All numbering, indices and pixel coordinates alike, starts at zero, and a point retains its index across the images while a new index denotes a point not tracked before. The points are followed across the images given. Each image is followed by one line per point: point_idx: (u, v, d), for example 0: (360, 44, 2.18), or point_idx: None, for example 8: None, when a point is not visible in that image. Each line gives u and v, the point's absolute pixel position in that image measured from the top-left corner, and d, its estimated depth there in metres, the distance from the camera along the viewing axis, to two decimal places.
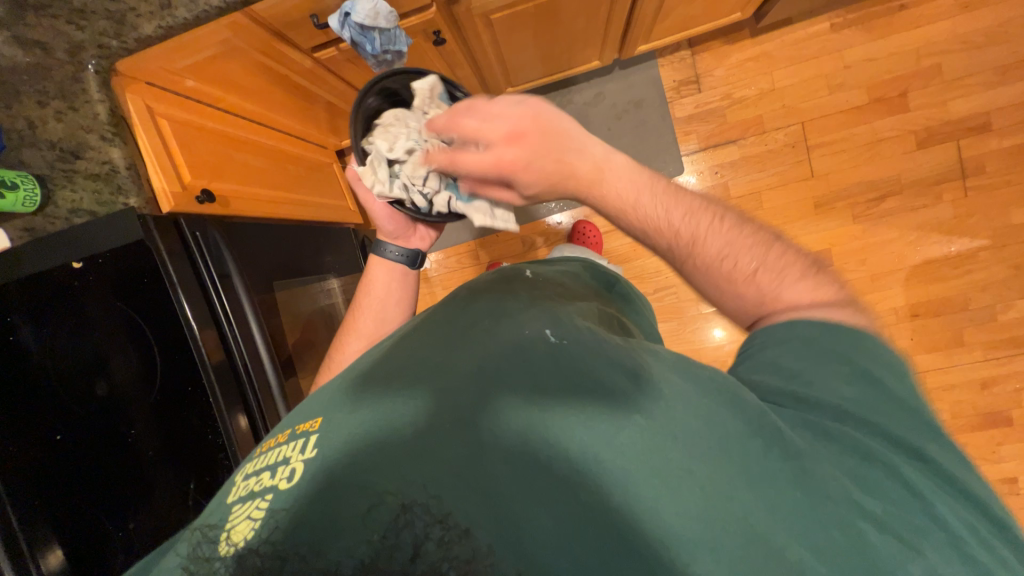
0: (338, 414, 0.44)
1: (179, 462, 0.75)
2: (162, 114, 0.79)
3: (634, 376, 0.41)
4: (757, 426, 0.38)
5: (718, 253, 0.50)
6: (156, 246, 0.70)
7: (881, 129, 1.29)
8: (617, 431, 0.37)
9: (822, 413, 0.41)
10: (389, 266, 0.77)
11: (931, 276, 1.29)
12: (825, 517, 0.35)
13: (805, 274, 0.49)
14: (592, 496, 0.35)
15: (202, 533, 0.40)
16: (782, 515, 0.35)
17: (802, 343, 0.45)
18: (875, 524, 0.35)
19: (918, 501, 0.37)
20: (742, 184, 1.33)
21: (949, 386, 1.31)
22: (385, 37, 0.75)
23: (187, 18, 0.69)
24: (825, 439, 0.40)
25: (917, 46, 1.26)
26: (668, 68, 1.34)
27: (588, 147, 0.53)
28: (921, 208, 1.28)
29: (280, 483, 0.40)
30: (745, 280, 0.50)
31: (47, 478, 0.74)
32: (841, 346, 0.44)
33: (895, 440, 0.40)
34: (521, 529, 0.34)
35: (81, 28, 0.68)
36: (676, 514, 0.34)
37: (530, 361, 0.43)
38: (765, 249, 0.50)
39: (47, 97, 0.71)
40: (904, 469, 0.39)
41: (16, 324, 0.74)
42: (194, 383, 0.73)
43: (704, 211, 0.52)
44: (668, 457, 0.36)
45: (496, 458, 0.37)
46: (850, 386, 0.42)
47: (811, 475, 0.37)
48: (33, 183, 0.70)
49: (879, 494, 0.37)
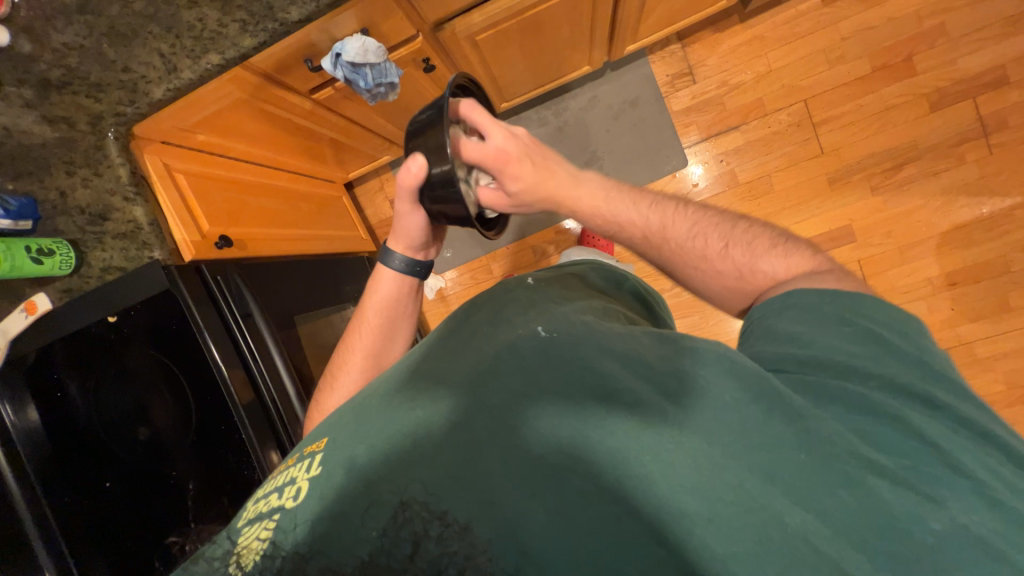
0: (345, 431, 0.44)
1: (219, 499, 0.77)
2: (177, 169, 0.84)
3: (625, 363, 0.41)
4: (755, 393, 0.37)
5: (689, 234, 0.54)
6: (181, 294, 0.74)
7: (890, 96, 1.25)
8: (605, 414, 0.37)
9: (829, 372, 0.40)
10: (392, 277, 0.73)
11: (964, 241, 1.23)
12: (832, 476, 0.34)
13: (776, 245, 0.51)
14: (587, 481, 0.35)
15: (222, 560, 0.39)
16: (782, 478, 0.34)
17: (801, 312, 0.44)
18: (887, 478, 0.34)
19: (942, 455, 0.36)
20: (750, 169, 1.31)
21: (1002, 355, 1.23)
22: (376, 72, 0.79)
23: (192, 78, 0.72)
24: (833, 401, 0.38)
25: (917, 7, 1.22)
26: (660, 63, 1.33)
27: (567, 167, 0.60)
28: (944, 172, 1.23)
29: (286, 503, 0.41)
30: (718, 256, 0.52)
31: (93, 522, 0.78)
32: (843, 311, 0.43)
33: (911, 393, 0.38)
34: (516, 518, 0.35)
35: (100, 100, 0.73)
36: (673, 490, 0.34)
37: (517, 359, 0.43)
38: (733, 225, 0.54)
39: (75, 167, 0.76)
40: (918, 418, 0.37)
41: (63, 380, 0.78)
42: (227, 423, 0.76)
43: (668, 202, 0.58)
44: (656, 434, 0.36)
45: (496, 457, 0.37)
46: (849, 341, 0.41)
47: (814, 437, 0.36)
48: (68, 249, 0.76)
49: (892, 447, 0.36)
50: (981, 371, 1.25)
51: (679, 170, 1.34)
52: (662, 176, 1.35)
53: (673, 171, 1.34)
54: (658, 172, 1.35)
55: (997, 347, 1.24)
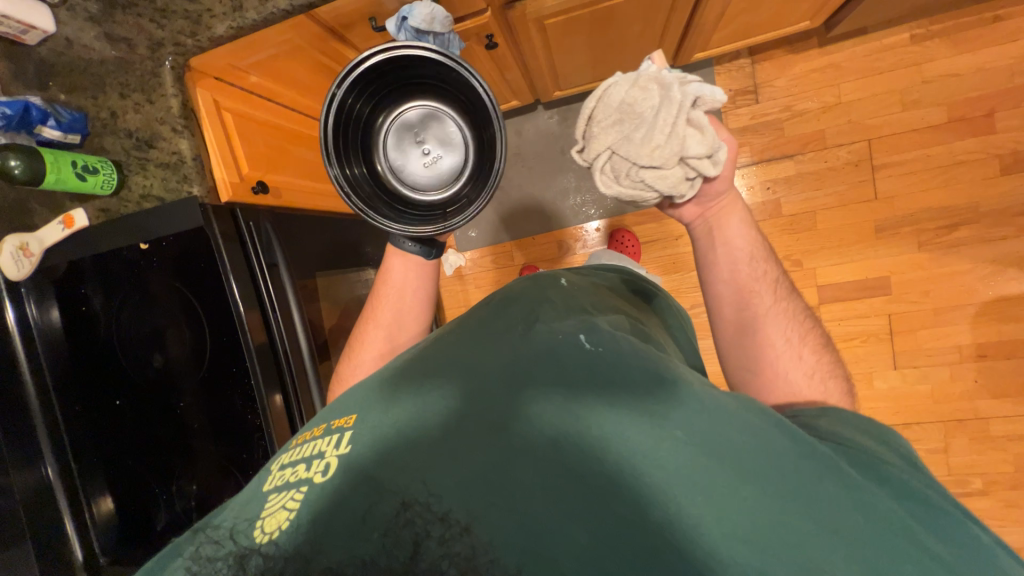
0: (373, 411, 0.45)
1: (223, 439, 0.80)
2: (226, 107, 0.84)
3: (674, 394, 0.41)
4: (804, 450, 0.39)
5: (792, 318, 0.62)
6: (212, 232, 0.75)
7: (961, 151, 1.18)
8: (657, 442, 0.38)
9: (865, 457, 0.42)
10: (402, 260, 0.77)
11: (1005, 315, 1.18)
12: (884, 546, 0.35)
13: (844, 369, 0.61)
14: (630, 510, 0.36)
15: (244, 522, 0.40)
16: (834, 540, 0.34)
17: (843, 420, 0.48)
18: (939, 559, 0.35)
19: (981, 548, 0.36)
20: (796, 202, 1.26)
21: (1016, 437, 1.20)
22: (439, 42, 0.74)
23: (256, 20, 0.70)
24: (874, 478, 0.40)
25: (1010, 62, 1.15)
26: (725, 76, 1.28)
27: (729, 211, 0.66)
28: (1001, 240, 1.17)
29: (314, 476, 0.41)
30: (810, 348, 0.60)
31: (101, 433, 0.81)
32: (875, 429, 0.47)
33: (942, 493, 0.41)
34: (554, 537, 0.35)
35: (162, 26, 0.71)
36: (725, 537, 0.34)
37: (562, 368, 0.44)
38: (821, 334, 0.62)
39: (129, 90, 0.76)
40: (957, 514, 0.39)
41: (88, 295, 0.81)
42: (238, 365, 0.77)
43: (782, 285, 0.65)
44: (705, 470, 0.37)
45: (530, 465, 0.38)
46: (874, 446, 0.45)
47: (864, 505, 0.37)
48: (112, 170, 0.77)
49: (934, 530, 0.37)
50: (991, 450, 1.21)
51: None
52: None
53: None
54: None
55: (1012, 428, 1.20)
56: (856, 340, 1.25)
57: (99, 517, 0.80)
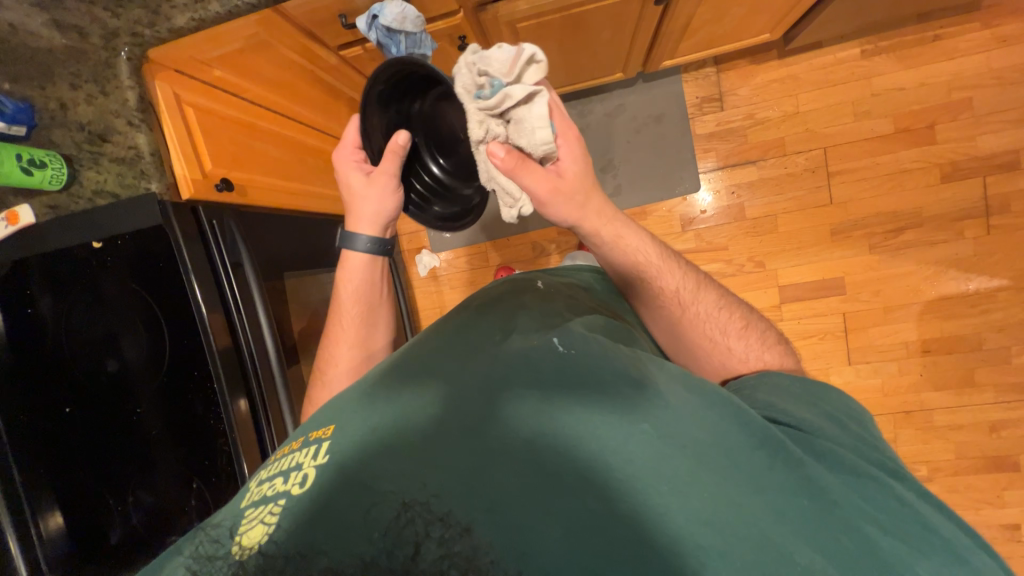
0: (350, 420, 0.45)
1: (184, 445, 0.77)
2: (188, 102, 0.81)
3: (641, 391, 0.43)
4: (758, 439, 0.41)
5: (713, 308, 0.64)
6: (173, 230, 0.72)
7: (906, 159, 1.26)
8: (631, 436, 0.39)
9: (815, 436, 0.46)
10: (362, 259, 0.77)
11: (947, 313, 1.27)
12: (834, 524, 0.38)
13: (777, 337, 0.64)
14: (612, 505, 0.37)
15: (223, 538, 0.39)
16: (791, 520, 0.37)
17: (781, 391, 0.52)
18: (880, 529, 0.38)
19: (917, 514, 0.40)
20: (759, 206, 1.32)
21: (958, 426, 1.29)
22: (410, 41, 0.71)
23: (219, 12, 0.65)
24: (823, 456, 0.43)
25: (949, 77, 1.24)
26: (692, 84, 1.33)
27: (608, 224, 0.65)
28: (942, 244, 1.26)
29: (293, 489, 0.40)
30: (742, 331, 0.63)
31: (48, 445, 0.76)
32: (806, 394, 0.52)
33: (880, 465, 0.45)
34: (541, 534, 0.36)
35: (117, 15, 0.66)
36: (698, 523, 0.36)
37: (533, 370, 0.45)
38: (746, 309, 0.66)
39: (80, 81, 0.73)
40: (895, 485, 0.42)
41: (36, 296, 0.76)
42: (201, 369, 0.75)
43: (694, 277, 0.66)
44: (673, 461, 0.38)
45: (510, 468, 0.39)
46: (823, 421, 0.48)
47: (814, 486, 0.40)
48: (60, 164, 0.73)
49: (878, 503, 0.40)
50: (936, 439, 1.30)
51: (690, 194, 1.34)
52: (673, 197, 1.35)
53: (684, 194, 1.34)
54: (669, 192, 1.35)
55: (954, 418, 1.29)
56: (815, 337, 1.32)
57: (47, 534, 0.75)
